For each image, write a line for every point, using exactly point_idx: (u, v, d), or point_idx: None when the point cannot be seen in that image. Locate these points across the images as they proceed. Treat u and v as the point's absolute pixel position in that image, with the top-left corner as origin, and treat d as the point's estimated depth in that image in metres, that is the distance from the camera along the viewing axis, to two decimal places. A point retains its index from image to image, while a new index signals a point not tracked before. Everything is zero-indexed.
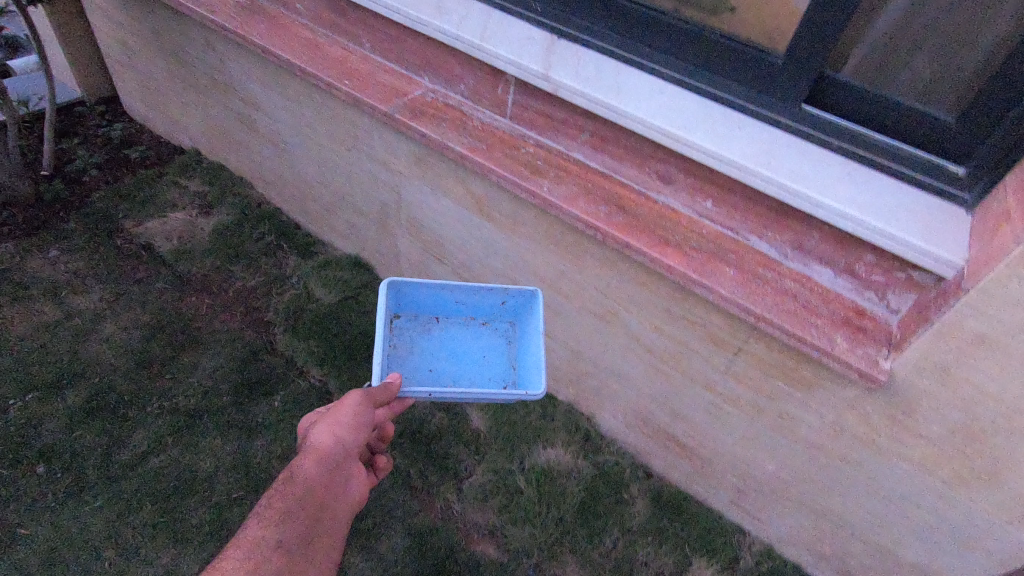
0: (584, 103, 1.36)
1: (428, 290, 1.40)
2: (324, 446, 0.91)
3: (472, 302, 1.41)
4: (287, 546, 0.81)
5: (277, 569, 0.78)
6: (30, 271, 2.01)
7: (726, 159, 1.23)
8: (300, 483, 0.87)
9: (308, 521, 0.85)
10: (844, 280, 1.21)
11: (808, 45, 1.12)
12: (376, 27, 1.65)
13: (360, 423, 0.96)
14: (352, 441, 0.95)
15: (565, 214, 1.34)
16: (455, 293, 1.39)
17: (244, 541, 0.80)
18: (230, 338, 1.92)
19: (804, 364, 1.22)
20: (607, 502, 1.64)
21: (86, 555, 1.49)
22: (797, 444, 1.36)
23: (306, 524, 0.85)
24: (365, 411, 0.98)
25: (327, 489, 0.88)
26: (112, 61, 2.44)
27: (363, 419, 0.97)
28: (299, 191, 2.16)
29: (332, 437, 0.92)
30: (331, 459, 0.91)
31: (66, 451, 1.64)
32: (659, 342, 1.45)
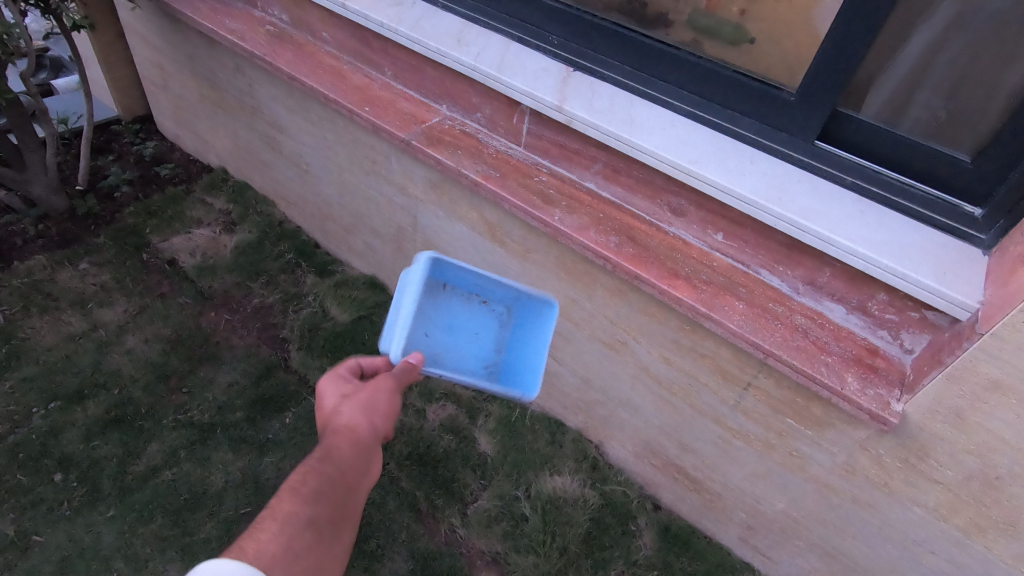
0: (596, 134, 1.35)
1: (452, 260, 1.22)
2: (358, 429, 0.94)
3: (490, 281, 1.28)
4: (317, 525, 0.81)
5: (307, 547, 0.77)
6: (60, 283, 2.09)
7: (736, 195, 1.20)
8: (337, 464, 0.89)
9: (340, 500, 0.86)
10: (857, 317, 1.20)
11: (821, 83, 1.13)
12: (398, 57, 1.70)
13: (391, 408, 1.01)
14: (382, 427, 0.99)
15: (576, 243, 1.36)
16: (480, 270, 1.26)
17: (279, 515, 0.79)
18: (246, 354, 1.96)
19: (813, 402, 1.21)
20: (613, 533, 1.62)
21: (96, 565, 1.52)
22: (808, 483, 1.33)
23: (337, 502, 0.85)
24: (395, 398, 1.02)
25: (358, 474, 0.90)
26: (148, 83, 2.55)
27: (393, 404, 1.01)
28: (319, 211, 2.21)
29: (367, 421, 0.96)
30: (364, 443, 0.94)
31: (84, 461, 1.68)
32: (668, 374, 1.44)
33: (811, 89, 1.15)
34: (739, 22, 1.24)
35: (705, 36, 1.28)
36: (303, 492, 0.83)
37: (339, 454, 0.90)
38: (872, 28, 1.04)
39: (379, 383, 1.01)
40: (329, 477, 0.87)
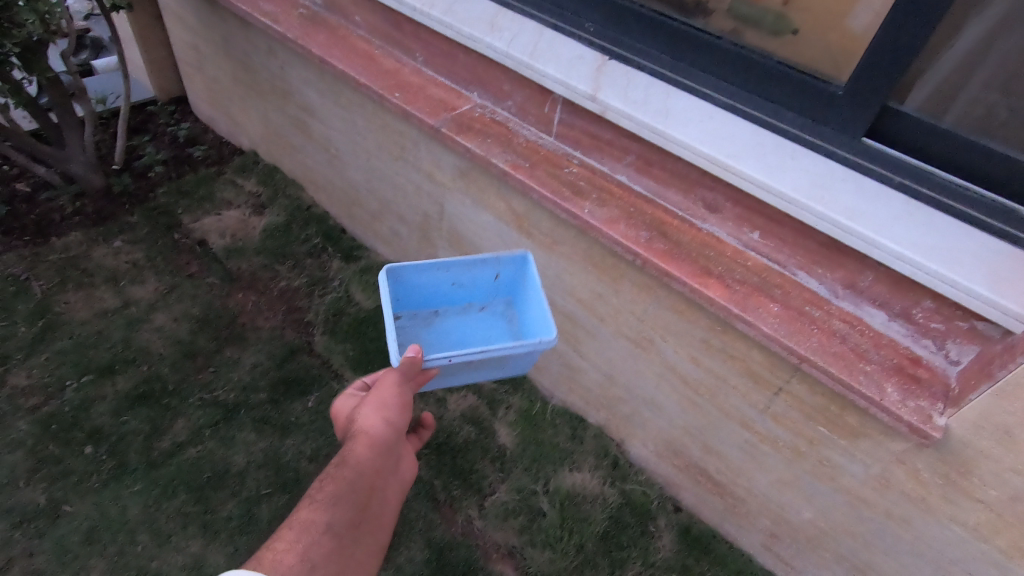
0: (630, 125, 1.33)
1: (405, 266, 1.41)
2: (372, 430, 0.95)
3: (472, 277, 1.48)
4: (335, 528, 0.81)
5: (326, 552, 0.78)
6: (95, 259, 2.13)
7: (777, 194, 1.17)
8: (356, 467, 0.89)
9: (360, 504, 0.86)
10: (899, 325, 1.14)
11: (872, 76, 1.07)
12: (430, 41, 1.68)
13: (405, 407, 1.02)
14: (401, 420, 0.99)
15: (606, 237, 1.32)
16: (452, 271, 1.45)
17: (296, 523, 0.80)
18: (272, 337, 1.98)
19: (848, 411, 1.16)
20: (631, 533, 1.60)
21: (123, 537, 1.55)
22: (838, 493, 1.29)
23: (358, 505, 0.86)
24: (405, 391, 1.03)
25: (380, 474, 0.91)
26: (184, 64, 2.58)
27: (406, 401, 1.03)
28: (347, 196, 2.21)
29: (381, 421, 0.96)
30: (383, 447, 0.94)
31: (113, 434, 1.72)
32: (695, 374, 1.40)
33: (860, 82, 1.09)
34: (781, 12, 1.20)
35: (746, 24, 1.24)
36: (323, 499, 0.84)
37: (358, 456, 0.91)
38: (932, 18, 0.98)
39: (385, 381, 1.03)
40: (349, 481, 0.87)
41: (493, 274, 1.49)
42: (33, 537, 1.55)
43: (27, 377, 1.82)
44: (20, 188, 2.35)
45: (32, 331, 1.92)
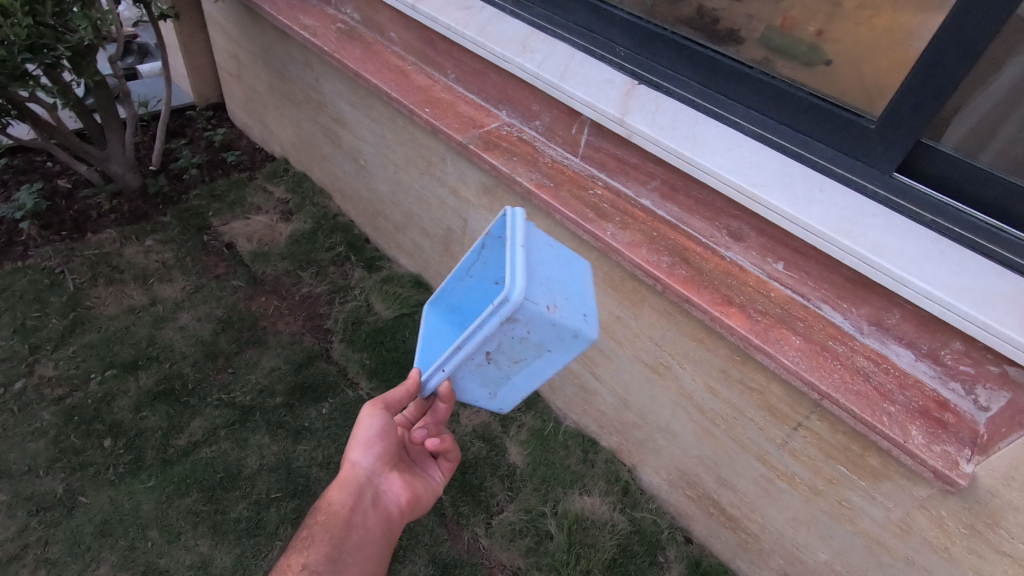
0: (657, 150, 1.31)
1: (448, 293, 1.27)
2: (346, 473, 1.13)
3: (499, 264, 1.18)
4: (311, 568, 1.03)
5: None
6: (126, 257, 2.19)
7: (803, 226, 1.14)
8: (329, 511, 1.09)
9: (335, 540, 1.07)
10: (926, 365, 1.11)
11: (907, 111, 1.06)
12: (462, 60, 1.71)
13: (379, 441, 1.15)
14: (368, 459, 1.14)
15: (627, 261, 1.31)
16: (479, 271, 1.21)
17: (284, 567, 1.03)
18: (291, 341, 2.00)
19: (870, 452, 1.13)
20: (639, 562, 1.57)
21: (134, 533, 1.57)
22: (856, 536, 1.25)
23: (334, 542, 1.07)
24: (375, 428, 1.15)
25: (354, 511, 1.10)
26: (223, 72, 2.66)
27: (380, 435, 1.15)
28: (372, 207, 2.25)
29: (350, 464, 1.14)
30: (355, 487, 1.12)
31: (132, 429, 1.75)
32: (712, 404, 1.38)
33: (893, 117, 1.08)
34: (814, 42, 1.22)
35: (777, 54, 1.25)
36: (306, 543, 1.07)
37: (334, 500, 1.10)
38: (971, 55, 0.96)
39: (358, 421, 1.16)
40: (328, 525, 1.08)
41: None
42: (48, 526, 1.57)
43: (53, 367, 1.87)
44: (61, 184, 2.43)
45: (63, 323, 1.98)
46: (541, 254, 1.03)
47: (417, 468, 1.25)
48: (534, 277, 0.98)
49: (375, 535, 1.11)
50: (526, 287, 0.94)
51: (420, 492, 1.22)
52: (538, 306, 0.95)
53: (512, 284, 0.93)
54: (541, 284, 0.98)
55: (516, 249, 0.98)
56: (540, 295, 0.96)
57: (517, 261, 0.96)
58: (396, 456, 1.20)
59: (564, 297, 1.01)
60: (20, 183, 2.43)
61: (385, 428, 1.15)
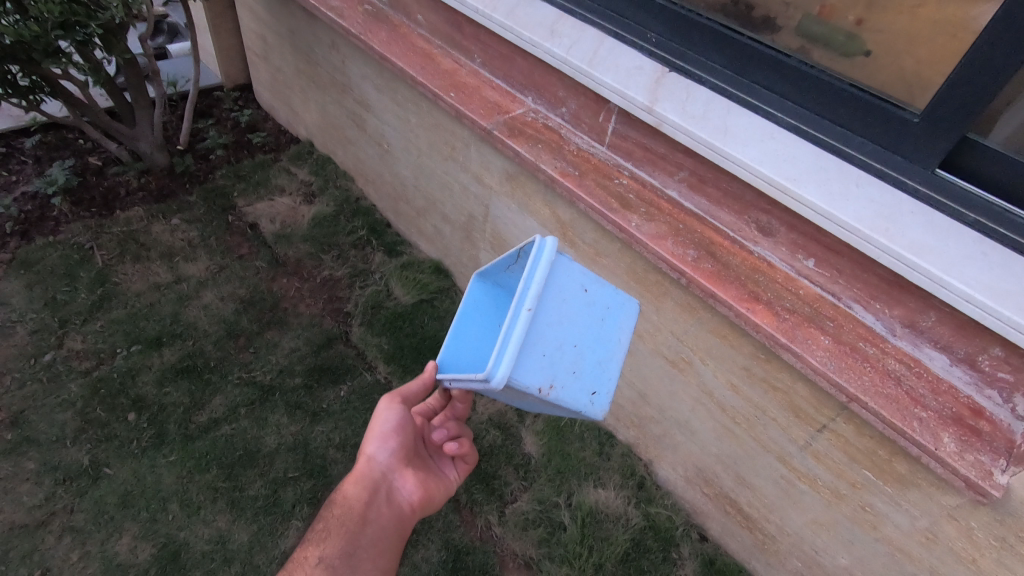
0: (686, 140, 1.28)
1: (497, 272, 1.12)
2: (361, 467, 1.15)
3: None
4: (327, 562, 1.04)
5: None
6: (153, 235, 2.23)
7: (838, 223, 1.10)
8: (344, 505, 1.12)
9: (348, 536, 1.08)
10: (962, 371, 1.07)
11: (954, 104, 1.00)
12: (489, 44, 1.68)
13: (395, 436, 1.17)
14: (383, 454, 1.16)
15: (651, 253, 1.29)
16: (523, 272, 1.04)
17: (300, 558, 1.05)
18: (311, 323, 2.02)
19: (897, 457, 1.09)
20: (653, 557, 1.56)
21: (155, 505, 1.61)
22: (878, 543, 1.22)
23: (348, 537, 1.08)
24: (392, 424, 1.16)
25: (368, 506, 1.12)
26: (251, 53, 2.67)
27: (396, 430, 1.17)
28: (394, 191, 2.24)
29: (365, 458, 1.16)
30: (370, 482, 1.14)
31: (155, 404, 1.79)
32: (733, 402, 1.35)
33: (938, 110, 1.03)
34: (853, 32, 1.15)
35: (813, 44, 1.19)
36: (321, 536, 1.09)
37: (351, 494, 1.13)
38: None
39: (375, 414, 1.18)
40: (343, 519, 1.10)
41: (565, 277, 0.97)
42: (74, 495, 1.62)
43: (82, 341, 1.91)
44: (92, 161, 2.47)
45: (91, 298, 2.02)
46: (555, 316, 0.91)
47: (433, 465, 1.25)
48: (533, 349, 0.89)
49: (388, 531, 1.12)
50: (514, 370, 0.86)
51: (436, 487, 1.23)
52: (525, 389, 0.89)
53: (497, 366, 0.85)
54: (538, 359, 0.90)
55: (518, 316, 0.87)
56: (531, 376, 0.89)
57: (513, 336, 0.86)
58: (413, 452, 1.21)
59: (564, 369, 0.93)
60: (52, 159, 2.47)
61: (401, 422, 1.17)
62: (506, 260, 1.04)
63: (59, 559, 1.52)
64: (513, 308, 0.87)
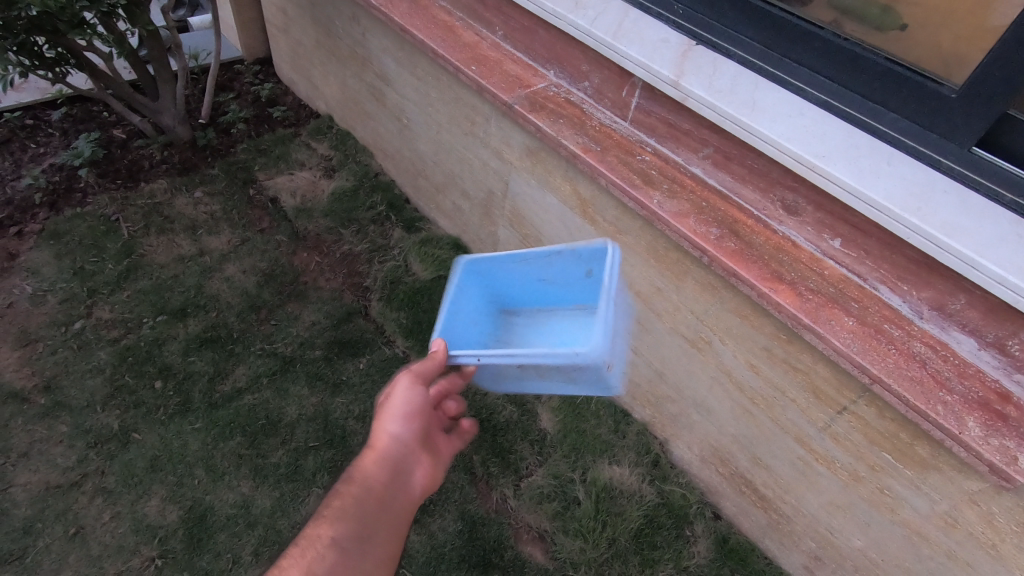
0: (712, 115, 1.26)
1: (483, 260, 1.42)
2: (381, 445, 1.05)
3: (554, 273, 1.41)
4: (340, 543, 0.92)
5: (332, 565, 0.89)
6: (177, 207, 2.26)
7: (866, 201, 1.08)
8: (361, 484, 1.00)
9: (366, 516, 0.96)
10: (990, 355, 1.05)
11: (996, 80, 0.97)
12: (511, 16, 1.65)
13: (416, 417, 1.10)
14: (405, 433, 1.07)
15: (673, 231, 1.27)
16: (529, 264, 1.40)
17: (311, 537, 0.92)
18: (330, 297, 2.04)
19: (919, 441, 1.08)
20: (666, 534, 1.57)
21: (182, 470, 1.66)
22: (896, 525, 1.21)
23: (365, 518, 0.96)
24: (414, 402, 1.10)
25: (387, 487, 1.01)
26: (271, 25, 2.66)
27: (417, 409, 1.11)
28: (413, 166, 2.24)
29: (386, 436, 1.06)
30: (390, 460, 1.04)
31: (181, 372, 1.83)
32: (752, 383, 1.34)
33: (977, 86, 0.99)
34: (888, 5, 1.13)
35: (846, 16, 1.16)
36: (332, 512, 0.96)
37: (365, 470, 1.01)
38: None
39: (393, 391, 1.11)
40: (356, 496, 0.98)
41: (583, 270, 1.36)
42: (105, 458, 1.67)
43: (109, 310, 1.96)
44: (116, 134, 2.50)
45: (118, 269, 2.06)
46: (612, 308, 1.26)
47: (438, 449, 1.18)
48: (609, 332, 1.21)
49: (404, 516, 1.02)
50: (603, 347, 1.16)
51: (443, 473, 1.16)
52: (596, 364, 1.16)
53: (596, 344, 1.15)
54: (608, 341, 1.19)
55: (608, 303, 1.18)
56: (607, 353, 1.17)
57: (605, 320, 1.18)
58: (427, 435, 1.13)
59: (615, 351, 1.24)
60: (78, 131, 2.51)
61: (421, 402, 1.11)
62: (525, 253, 1.37)
63: (92, 518, 1.58)
64: (607, 294, 1.18)
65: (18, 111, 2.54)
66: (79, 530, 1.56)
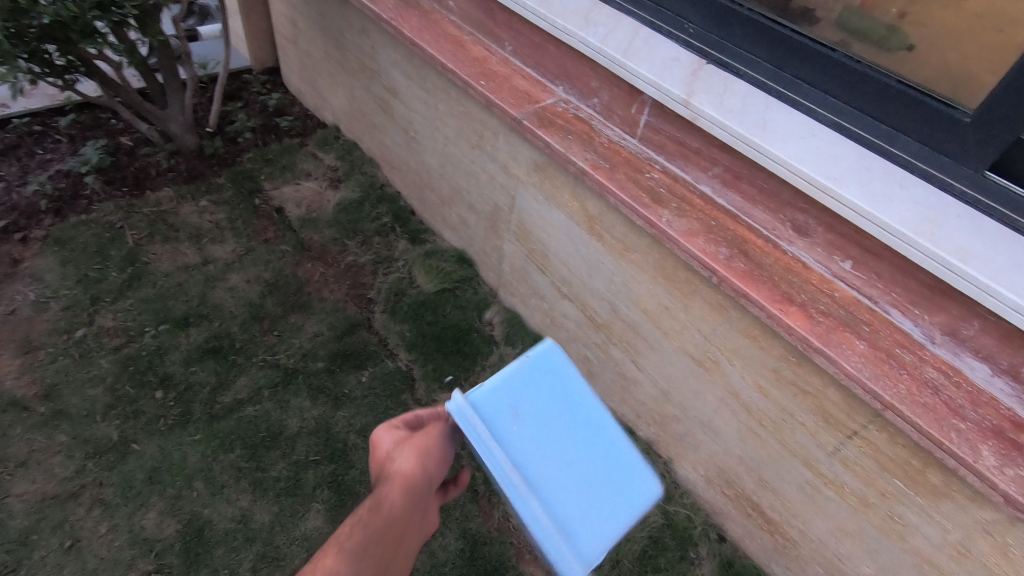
0: (723, 135, 1.25)
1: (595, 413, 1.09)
2: (410, 479, 0.98)
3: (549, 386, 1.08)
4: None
5: None
6: (182, 216, 2.25)
7: (878, 224, 1.08)
8: (387, 517, 0.94)
9: (383, 554, 0.91)
10: (1003, 382, 1.04)
11: (1011, 105, 0.96)
12: (521, 32, 1.66)
13: (440, 455, 1.03)
14: (435, 474, 1.01)
15: (682, 250, 1.26)
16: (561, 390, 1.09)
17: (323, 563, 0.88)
18: (334, 309, 2.03)
19: (931, 469, 1.07)
20: (671, 556, 1.55)
21: (181, 482, 1.64)
22: (906, 553, 1.19)
23: (381, 554, 0.91)
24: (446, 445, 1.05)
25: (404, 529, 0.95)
26: (280, 35, 2.67)
27: (444, 448, 1.04)
28: (419, 179, 2.24)
29: (415, 469, 0.99)
30: (415, 494, 0.98)
31: (182, 383, 1.82)
32: (760, 405, 1.33)
33: (992, 110, 0.99)
34: (893, 26, 1.16)
35: (855, 37, 1.17)
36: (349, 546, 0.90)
37: (379, 502, 0.96)
38: None
39: (433, 433, 1.04)
40: (377, 531, 0.92)
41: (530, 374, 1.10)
42: (104, 469, 1.66)
43: (112, 318, 1.95)
44: (124, 141, 2.51)
45: (122, 277, 2.05)
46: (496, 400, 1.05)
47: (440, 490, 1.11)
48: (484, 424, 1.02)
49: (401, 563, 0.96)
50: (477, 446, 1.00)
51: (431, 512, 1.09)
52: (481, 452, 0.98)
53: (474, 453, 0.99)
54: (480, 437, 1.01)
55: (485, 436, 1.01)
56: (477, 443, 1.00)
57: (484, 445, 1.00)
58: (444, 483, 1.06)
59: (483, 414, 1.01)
60: (86, 138, 2.51)
61: (446, 434, 1.06)
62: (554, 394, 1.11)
63: (89, 531, 1.56)
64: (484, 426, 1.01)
65: (27, 117, 2.55)
66: (75, 542, 1.54)
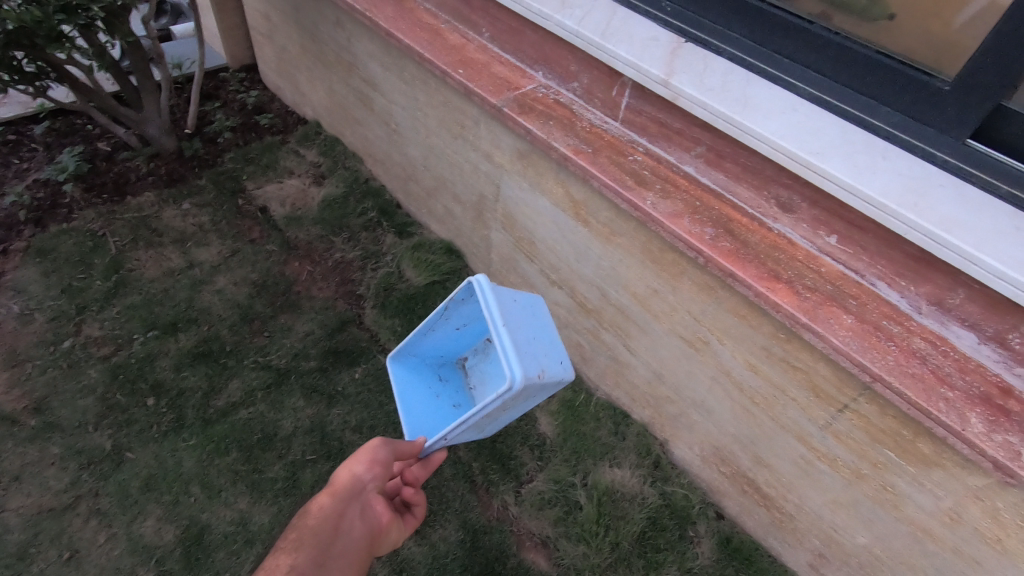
0: (704, 114, 1.23)
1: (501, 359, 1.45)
2: (342, 481, 1.05)
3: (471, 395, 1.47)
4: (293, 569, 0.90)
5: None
6: (164, 220, 2.23)
7: (862, 197, 1.06)
8: (317, 515, 1.00)
9: (321, 543, 0.96)
10: (990, 349, 1.05)
11: (991, 71, 0.96)
12: (498, 18, 1.64)
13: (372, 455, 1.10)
14: (367, 475, 1.08)
15: (667, 232, 1.25)
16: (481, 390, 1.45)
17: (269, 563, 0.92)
18: (324, 307, 2.02)
19: (922, 438, 1.07)
20: (669, 536, 1.57)
21: (178, 488, 1.64)
22: (900, 522, 1.21)
23: (320, 545, 0.95)
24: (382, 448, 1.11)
25: (339, 520, 1.01)
26: (255, 31, 2.62)
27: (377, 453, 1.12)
28: (404, 171, 2.21)
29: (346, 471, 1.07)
30: (347, 491, 1.04)
31: (173, 389, 1.81)
32: (752, 383, 1.33)
33: (974, 77, 0.98)
34: None
35: (835, 8, 1.15)
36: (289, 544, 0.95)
37: (311, 507, 1.02)
38: None
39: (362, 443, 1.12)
40: (312, 528, 0.97)
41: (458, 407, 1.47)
42: (99, 479, 1.65)
43: (99, 327, 1.93)
44: (101, 147, 2.46)
45: (107, 284, 2.03)
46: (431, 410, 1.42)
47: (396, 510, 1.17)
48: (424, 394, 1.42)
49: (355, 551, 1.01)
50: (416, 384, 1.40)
51: (393, 525, 1.13)
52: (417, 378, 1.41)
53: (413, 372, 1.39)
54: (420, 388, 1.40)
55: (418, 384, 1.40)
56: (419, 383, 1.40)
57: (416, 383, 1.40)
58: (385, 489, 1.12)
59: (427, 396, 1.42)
60: (62, 145, 2.47)
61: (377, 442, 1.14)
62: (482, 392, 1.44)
63: (88, 541, 1.56)
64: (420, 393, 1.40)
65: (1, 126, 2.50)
66: (74, 554, 1.54)
